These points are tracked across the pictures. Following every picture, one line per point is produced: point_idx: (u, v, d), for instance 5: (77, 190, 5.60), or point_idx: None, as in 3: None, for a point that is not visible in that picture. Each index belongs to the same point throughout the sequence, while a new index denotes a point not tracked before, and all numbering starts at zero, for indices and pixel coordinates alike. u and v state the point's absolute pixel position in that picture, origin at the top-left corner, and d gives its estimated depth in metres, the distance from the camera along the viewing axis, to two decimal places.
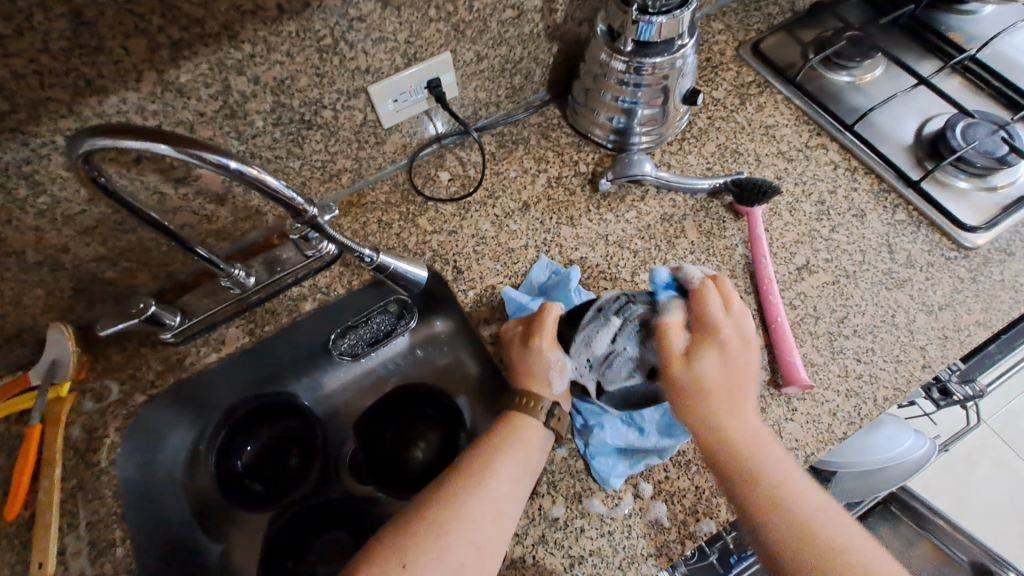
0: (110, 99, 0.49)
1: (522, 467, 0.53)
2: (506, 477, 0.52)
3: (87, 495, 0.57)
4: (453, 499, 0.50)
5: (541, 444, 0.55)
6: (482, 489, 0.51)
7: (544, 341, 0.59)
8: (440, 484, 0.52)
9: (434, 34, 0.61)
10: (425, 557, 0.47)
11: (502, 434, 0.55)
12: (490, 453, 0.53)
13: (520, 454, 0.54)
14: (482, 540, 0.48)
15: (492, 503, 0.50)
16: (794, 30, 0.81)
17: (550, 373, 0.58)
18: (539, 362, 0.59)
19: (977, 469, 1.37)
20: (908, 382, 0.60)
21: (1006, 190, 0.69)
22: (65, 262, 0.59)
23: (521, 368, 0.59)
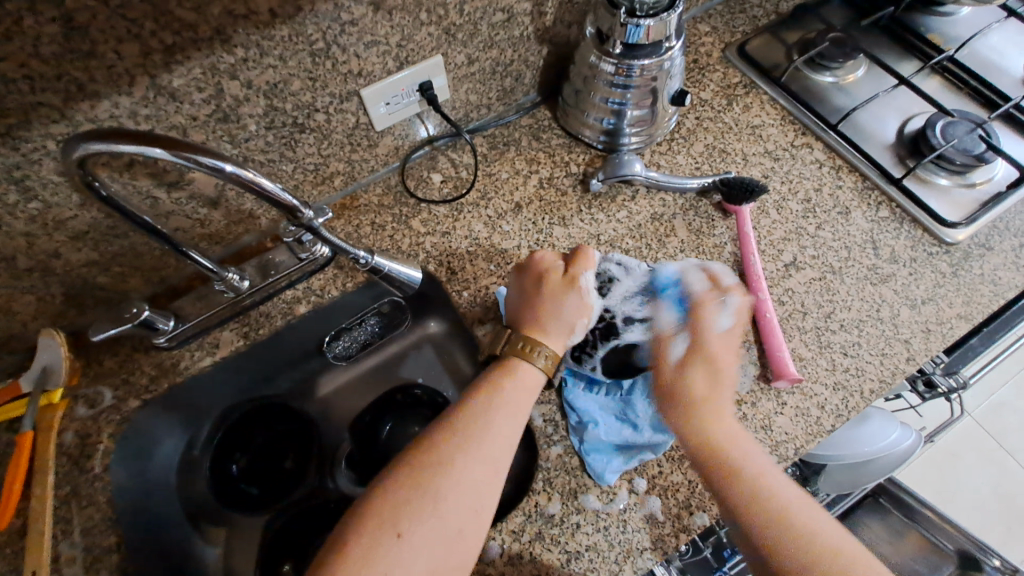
0: (102, 104, 0.49)
1: (514, 424, 0.52)
2: (500, 437, 0.50)
3: (82, 501, 0.57)
4: (445, 462, 0.48)
5: (535, 392, 0.55)
6: (474, 450, 0.49)
7: (583, 283, 0.61)
8: (427, 445, 0.49)
9: (425, 37, 0.62)
10: (421, 522, 0.45)
11: (490, 390, 0.53)
12: (481, 412, 0.51)
13: (512, 411, 0.52)
14: (478, 503, 0.47)
15: (487, 463, 0.48)
16: (779, 32, 0.83)
17: (577, 322, 0.59)
18: (572, 303, 0.59)
19: (962, 461, 1.40)
20: (894, 374, 0.62)
21: (984, 187, 0.71)
22: (56, 268, 0.58)
23: (544, 305, 0.59)
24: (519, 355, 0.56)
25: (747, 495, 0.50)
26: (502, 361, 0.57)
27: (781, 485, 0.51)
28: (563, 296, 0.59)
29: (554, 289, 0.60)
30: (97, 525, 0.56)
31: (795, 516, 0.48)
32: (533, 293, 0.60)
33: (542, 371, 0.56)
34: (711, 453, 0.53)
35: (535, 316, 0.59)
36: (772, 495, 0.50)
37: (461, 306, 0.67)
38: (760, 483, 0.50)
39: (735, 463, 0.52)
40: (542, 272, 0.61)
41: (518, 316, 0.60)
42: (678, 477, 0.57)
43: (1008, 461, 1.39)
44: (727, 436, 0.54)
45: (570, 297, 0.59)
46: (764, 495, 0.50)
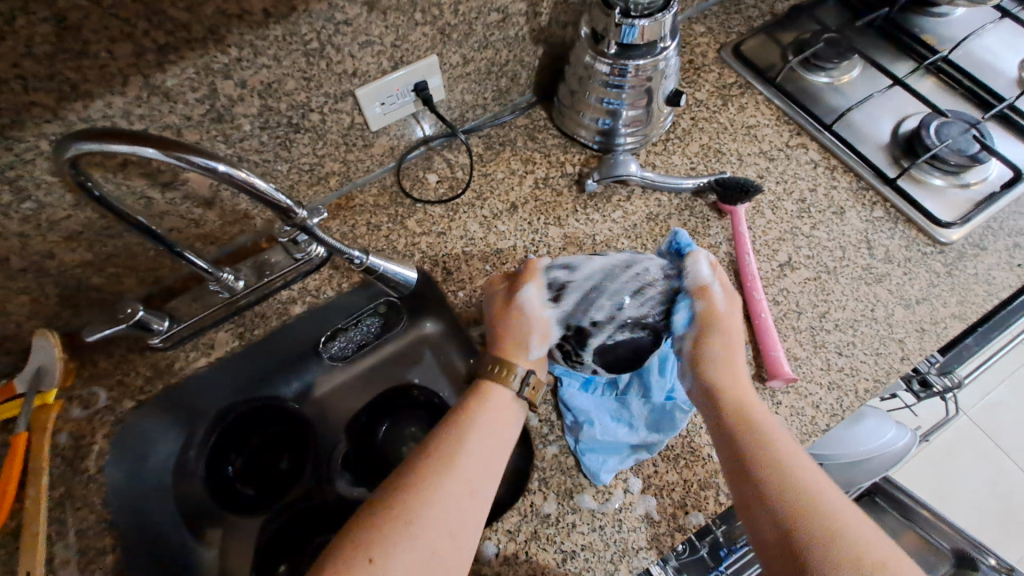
0: (95, 104, 0.48)
1: (492, 445, 0.52)
2: (477, 458, 0.50)
3: (75, 502, 0.57)
4: (421, 484, 0.48)
5: (513, 415, 0.55)
6: (451, 472, 0.49)
7: (525, 294, 0.60)
8: (403, 470, 0.50)
9: (420, 38, 0.62)
10: (396, 547, 0.44)
11: (467, 414, 0.54)
12: (457, 434, 0.52)
13: (489, 433, 0.52)
14: (456, 525, 0.46)
15: (464, 485, 0.48)
16: (774, 32, 0.83)
17: (531, 338, 0.59)
18: (520, 319, 0.59)
19: (958, 460, 1.40)
20: (888, 374, 0.62)
21: (978, 187, 0.72)
22: (50, 268, 0.58)
23: (499, 326, 0.60)
24: (493, 379, 0.56)
25: (769, 466, 0.48)
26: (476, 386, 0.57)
27: (808, 467, 0.49)
28: (509, 314, 0.59)
29: (501, 309, 0.60)
30: (91, 526, 0.56)
31: (815, 493, 0.46)
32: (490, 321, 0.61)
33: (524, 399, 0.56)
34: (733, 421, 0.52)
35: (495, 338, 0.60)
36: (797, 471, 0.48)
37: (457, 306, 0.68)
38: (788, 460, 0.49)
39: (761, 435, 0.51)
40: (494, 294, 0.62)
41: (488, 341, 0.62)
42: (673, 476, 0.57)
43: (1003, 460, 1.39)
44: (755, 412, 0.53)
45: (515, 314, 0.59)
46: (787, 468, 0.48)
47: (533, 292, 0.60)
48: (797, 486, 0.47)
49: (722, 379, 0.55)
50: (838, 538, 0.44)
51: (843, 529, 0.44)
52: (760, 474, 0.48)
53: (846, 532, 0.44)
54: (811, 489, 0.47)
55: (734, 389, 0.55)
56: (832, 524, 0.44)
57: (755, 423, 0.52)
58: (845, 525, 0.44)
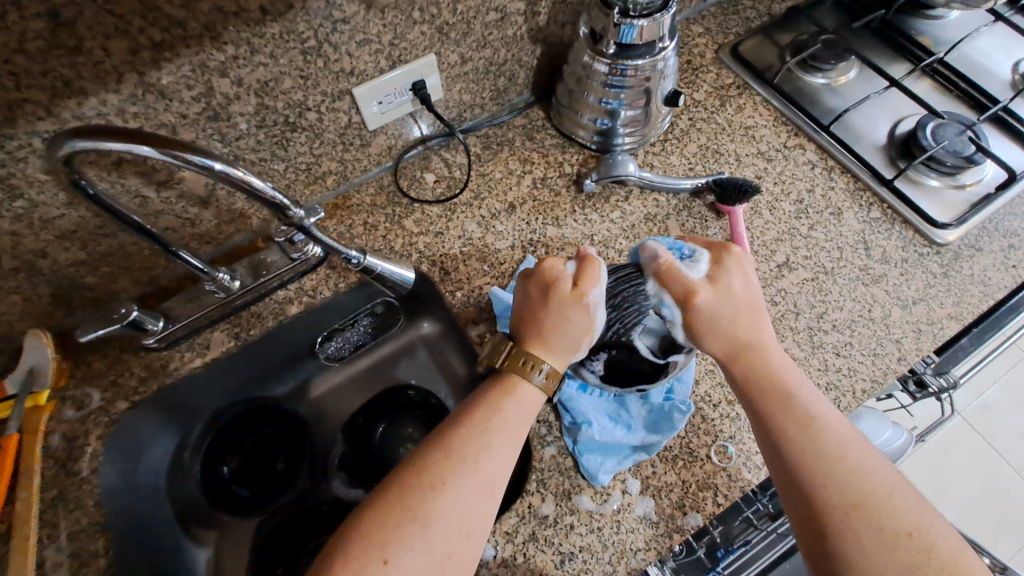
0: (89, 101, 0.48)
1: (511, 444, 0.49)
2: (495, 458, 0.48)
3: (68, 505, 0.56)
4: (437, 483, 0.46)
5: (531, 413, 0.52)
6: (468, 471, 0.47)
7: (591, 298, 0.56)
8: (419, 465, 0.47)
9: (418, 36, 0.61)
10: (409, 548, 0.43)
11: (488, 409, 0.51)
12: (476, 430, 0.49)
13: (509, 432, 0.50)
14: (470, 527, 0.45)
15: (481, 486, 0.46)
16: (771, 33, 0.83)
17: (581, 341, 0.55)
18: (580, 320, 0.55)
19: (953, 460, 1.41)
20: (885, 375, 0.62)
21: (974, 188, 0.72)
22: (43, 268, 0.58)
23: (552, 320, 0.55)
24: (519, 371, 0.53)
25: (801, 433, 0.48)
26: (501, 376, 0.53)
27: (841, 432, 0.48)
28: (570, 311, 0.55)
29: (560, 305, 0.55)
30: (84, 529, 0.55)
31: (846, 460, 0.46)
32: (538, 303, 0.56)
33: (541, 388, 0.53)
34: (764, 387, 0.51)
35: (539, 330, 0.55)
36: (829, 437, 0.47)
37: (455, 306, 0.67)
38: (821, 428, 0.48)
39: (793, 401, 0.50)
40: (548, 284, 0.57)
41: (520, 328, 0.56)
42: (672, 477, 0.57)
43: (997, 460, 1.40)
44: (787, 378, 0.51)
45: (577, 313, 0.55)
46: (820, 434, 0.47)
47: (599, 298, 0.56)
48: (830, 454, 0.46)
49: (745, 347, 0.53)
50: (865, 503, 0.44)
51: (871, 493, 0.45)
52: (792, 440, 0.48)
53: (873, 497, 0.44)
54: (844, 455, 0.46)
55: (764, 355, 0.52)
56: (861, 491, 0.45)
57: (788, 389, 0.50)
58: (888, 495, 0.45)
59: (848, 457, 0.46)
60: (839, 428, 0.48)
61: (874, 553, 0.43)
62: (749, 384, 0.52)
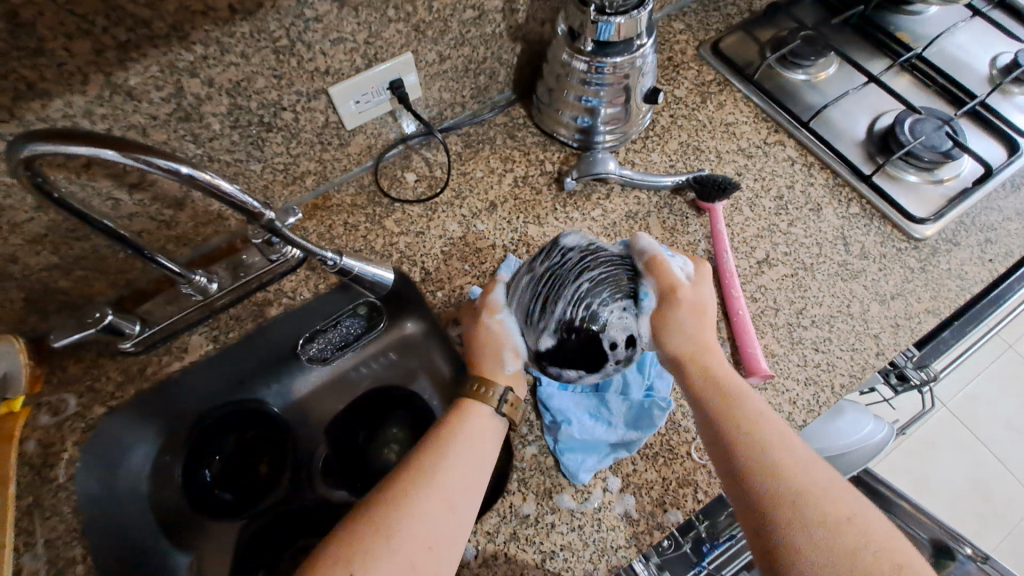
0: (54, 103, 0.47)
1: (473, 458, 0.51)
2: (456, 473, 0.50)
3: (44, 512, 0.55)
4: (402, 498, 0.47)
5: (493, 429, 0.54)
6: (430, 485, 0.48)
7: (492, 319, 0.59)
8: (385, 484, 0.49)
9: (394, 35, 0.61)
10: (376, 563, 0.44)
11: (447, 431, 0.53)
12: (437, 447, 0.51)
13: (470, 447, 0.52)
14: (434, 538, 0.46)
15: (443, 499, 0.48)
16: (752, 30, 0.83)
17: (502, 354, 0.58)
18: (488, 340, 0.59)
19: (938, 451, 1.43)
20: (864, 369, 0.63)
21: (951, 182, 0.73)
22: (13, 272, 0.57)
23: (474, 350, 0.59)
24: (472, 397, 0.55)
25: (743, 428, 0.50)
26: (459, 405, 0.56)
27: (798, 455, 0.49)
28: (479, 335, 0.59)
29: (472, 337, 0.60)
30: (60, 536, 0.55)
31: (803, 486, 0.47)
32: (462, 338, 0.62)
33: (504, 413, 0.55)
34: (730, 413, 0.51)
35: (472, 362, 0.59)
36: (789, 464, 0.48)
37: (436, 306, 0.67)
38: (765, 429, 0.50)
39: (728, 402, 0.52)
40: (463, 324, 0.62)
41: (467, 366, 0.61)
42: (652, 475, 0.58)
43: (980, 450, 1.42)
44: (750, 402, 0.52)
45: (483, 333, 0.59)
46: (783, 461, 0.48)
47: (498, 316, 0.59)
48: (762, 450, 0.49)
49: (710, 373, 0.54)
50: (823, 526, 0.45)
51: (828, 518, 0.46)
52: (754, 466, 0.48)
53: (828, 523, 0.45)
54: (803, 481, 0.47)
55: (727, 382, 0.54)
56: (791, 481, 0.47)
57: (752, 414, 0.51)
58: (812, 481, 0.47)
59: (807, 481, 0.47)
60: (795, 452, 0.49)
61: (829, 570, 0.43)
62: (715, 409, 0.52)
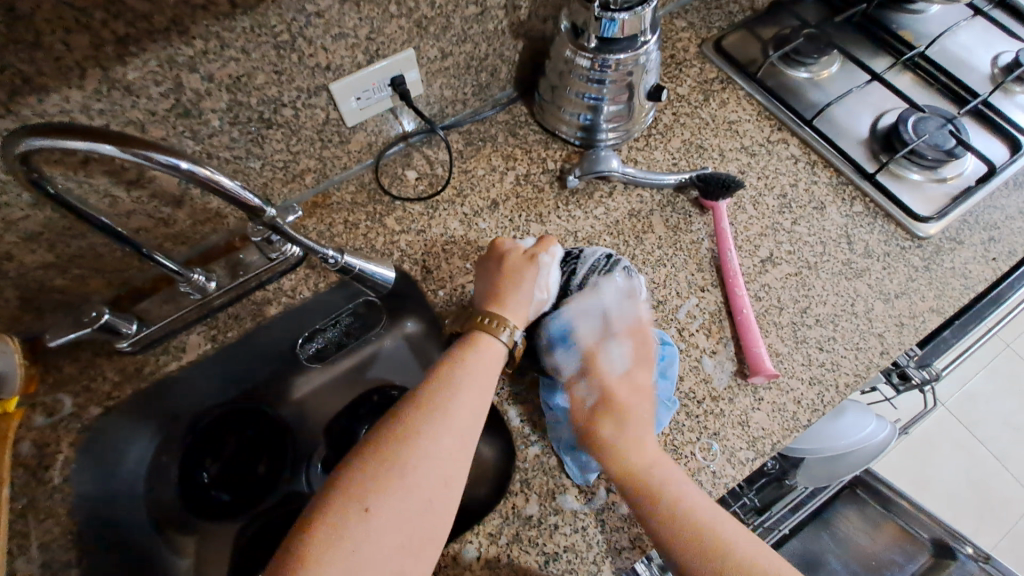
0: (51, 98, 0.46)
1: (483, 400, 0.50)
2: (468, 412, 0.49)
3: (39, 514, 0.54)
4: (413, 433, 0.46)
5: (496, 363, 0.54)
6: (442, 423, 0.47)
7: (544, 259, 0.61)
8: (394, 421, 0.47)
9: (396, 31, 0.60)
10: (390, 497, 0.43)
11: (454, 367, 0.52)
12: (447, 384, 0.50)
13: (479, 386, 0.51)
14: (448, 475, 0.45)
15: (455, 437, 0.47)
16: (754, 28, 0.83)
17: (533, 296, 0.59)
18: (530, 279, 0.59)
19: (936, 450, 1.43)
20: (868, 368, 0.62)
21: (954, 181, 0.73)
22: (8, 270, 0.56)
23: (508, 279, 0.59)
24: (483, 331, 0.55)
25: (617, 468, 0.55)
26: (467, 336, 0.56)
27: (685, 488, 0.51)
28: (522, 271, 0.59)
29: (514, 266, 0.59)
30: (55, 539, 0.54)
31: (702, 522, 0.49)
32: (493, 272, 0.60)
33: (504, 345, 0.55)
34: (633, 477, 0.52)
35: (495, 289, 0.59)
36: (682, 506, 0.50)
37: (437, 305, 0.66)
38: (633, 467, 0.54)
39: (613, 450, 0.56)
40: (502, 252, 0.61)
41: (480, 292, 0.60)
42: None
43: (979, 450, 1.42)
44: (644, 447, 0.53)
45: (528, 272, 0.59)
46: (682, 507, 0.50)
47: (551, 258, 0.61)
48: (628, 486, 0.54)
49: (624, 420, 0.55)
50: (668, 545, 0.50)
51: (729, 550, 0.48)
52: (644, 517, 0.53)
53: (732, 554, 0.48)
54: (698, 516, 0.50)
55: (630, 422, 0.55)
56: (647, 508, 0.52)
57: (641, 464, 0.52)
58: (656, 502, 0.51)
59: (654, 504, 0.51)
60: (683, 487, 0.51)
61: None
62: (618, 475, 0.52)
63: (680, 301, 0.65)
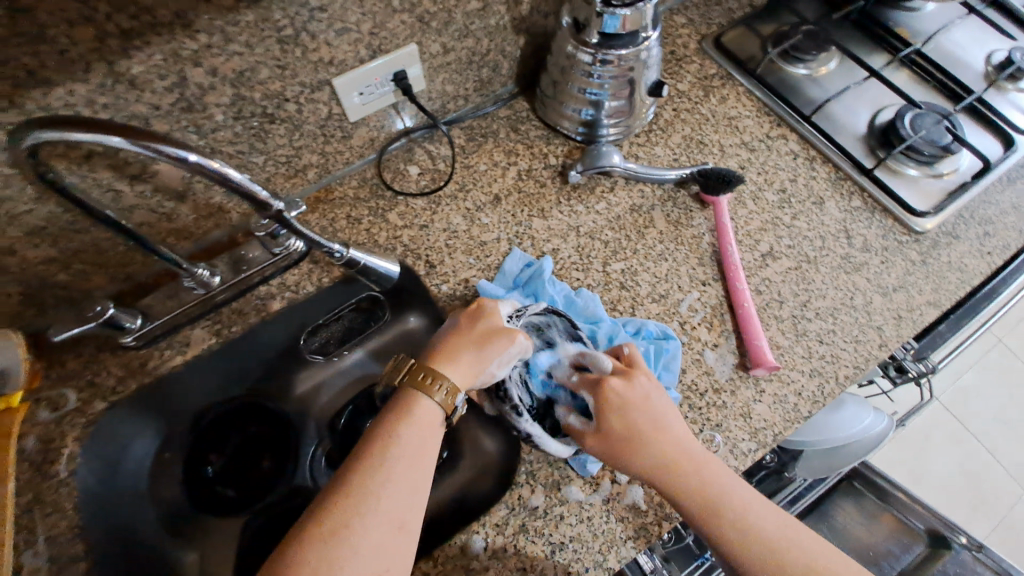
0: (55, 92, 0.46)
1: (420, 466, 0.46)
2: (403, 486, 0.44)
3: (45, 509, 0.55)
4: (342, 527, 0.41)
5: (433, 430, 0.48)
6: (374, 507, 0.42)
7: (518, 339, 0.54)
8: (321, 507, 0.42)
9: (399, 26, 0.60)
10: None
11: (384, 435, 0.46)
12: (377, 457, 0.45)
13: (414, 451, 0.46)
14: (386, 562, 0.41)
15: (391, 518, 0.43)
16: (753, 24, 0.84)
17: (486, 369, 0.52)
18: (492, 353, 0.52)
19: (931, 443, 1.45)
20: (867, 360, 0.63)
21: (950, 177, 0.73)
22: (11, 266, 0.56)
23: (460, 348, 0.52)
24: (417, 389, 0.49)
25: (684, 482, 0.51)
26: (400, 395, 0.50)
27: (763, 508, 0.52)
28: (489, 342, 0.53)
29: (482, 333, 0.53)
30: (63, 532, 0.54)
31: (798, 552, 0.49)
32: (461, 329, 0.54)
33: (440, 405, 0.49)
34: (719, 511, 0.50)
35: (445, 349, 0.52)
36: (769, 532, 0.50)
37: (441, 300, 0.67)
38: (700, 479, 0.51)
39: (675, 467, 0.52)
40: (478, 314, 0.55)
41: (435, 341, 0.54)
42: None
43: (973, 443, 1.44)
44: (720, 482, 0.52)
45: (495, 344, 0.52)
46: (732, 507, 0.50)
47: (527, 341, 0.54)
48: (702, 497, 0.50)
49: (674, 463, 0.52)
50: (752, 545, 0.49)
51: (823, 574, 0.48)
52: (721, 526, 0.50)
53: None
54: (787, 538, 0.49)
55: (676, 455, 0.52)
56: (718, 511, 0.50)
57: (722, 499, 0.50)
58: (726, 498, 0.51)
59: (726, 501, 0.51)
60: (771, 517, 0.51)
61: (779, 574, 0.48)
62: (698, 513, 0.50)
63: (682, 295, 0.66)
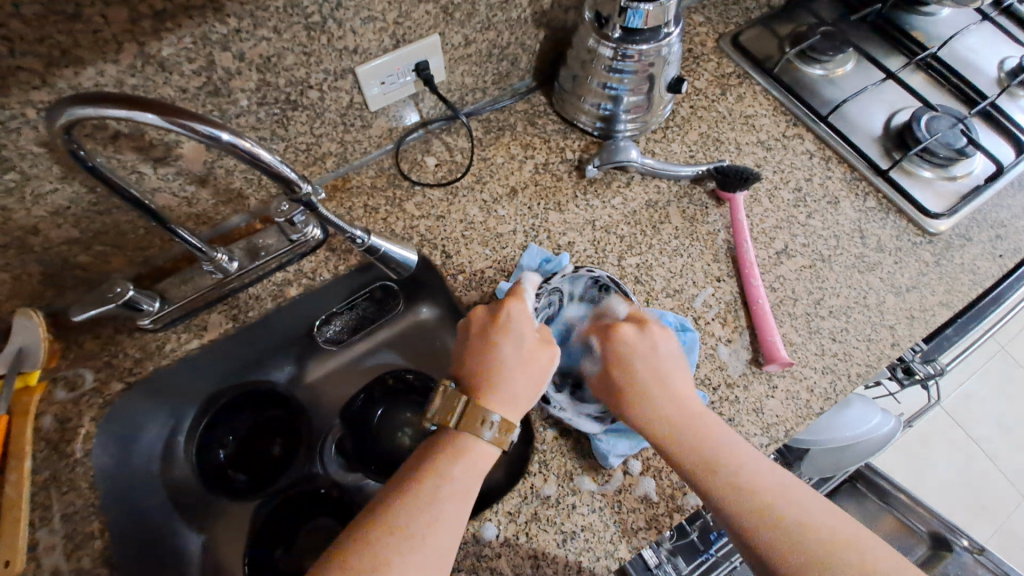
0: (87, 71, 0.46)
1: (461, 510, 0.48)
2: (445, 528, 0.46)
3: (61, 487, 0.54)
4: (382, 563, 0.43)
5: (477, 474, 0.50)
6: (415, 546, 0.44)
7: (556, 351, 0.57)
8: (364, 537, 0.45)
9: (422, 16, 0.61)
10: None
11: (430, 475, 0.49)
12: (423, 495, 0.47)
13: (457, 495, 0.48)
14: None
15: (431, 558, 0.44)
16: (770, 24, 0.84)
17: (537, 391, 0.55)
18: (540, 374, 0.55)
19: (933, 448, 1.45)
20: (879, 359, 0.64)
21: (965, 179, 0.74)
22: (34, 244, 0.56)
23: (512, 379, 0.53)
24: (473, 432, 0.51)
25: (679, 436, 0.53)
26: (450, 431, 0.52)
27: (796, 490, 0.50)
28: (536, 365, 0.55)
29: (528, 356, 0.55)
30: (78, 511, 0.54)
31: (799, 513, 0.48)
32: (504, 353, 0.54)
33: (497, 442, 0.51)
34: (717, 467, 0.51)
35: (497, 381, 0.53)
36: (800, 514, 0.48)
37: (457, 290, 0.67)
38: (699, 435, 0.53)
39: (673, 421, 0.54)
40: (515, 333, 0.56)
41: (482, 371, 0.54)
42: None
43: (974, 448, 1.45)
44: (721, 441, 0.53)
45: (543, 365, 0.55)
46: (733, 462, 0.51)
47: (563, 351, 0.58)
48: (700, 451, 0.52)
49: (671, 425, 0.54)
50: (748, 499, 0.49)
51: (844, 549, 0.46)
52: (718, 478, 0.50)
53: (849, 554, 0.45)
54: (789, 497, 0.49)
55: (675, 412, 0.54)
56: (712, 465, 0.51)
57: (717, 456, 0.51)
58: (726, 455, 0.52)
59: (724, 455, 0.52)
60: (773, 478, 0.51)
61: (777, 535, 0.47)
62: (693, 467, 0.52)
63: (697, 291, 0.66)
